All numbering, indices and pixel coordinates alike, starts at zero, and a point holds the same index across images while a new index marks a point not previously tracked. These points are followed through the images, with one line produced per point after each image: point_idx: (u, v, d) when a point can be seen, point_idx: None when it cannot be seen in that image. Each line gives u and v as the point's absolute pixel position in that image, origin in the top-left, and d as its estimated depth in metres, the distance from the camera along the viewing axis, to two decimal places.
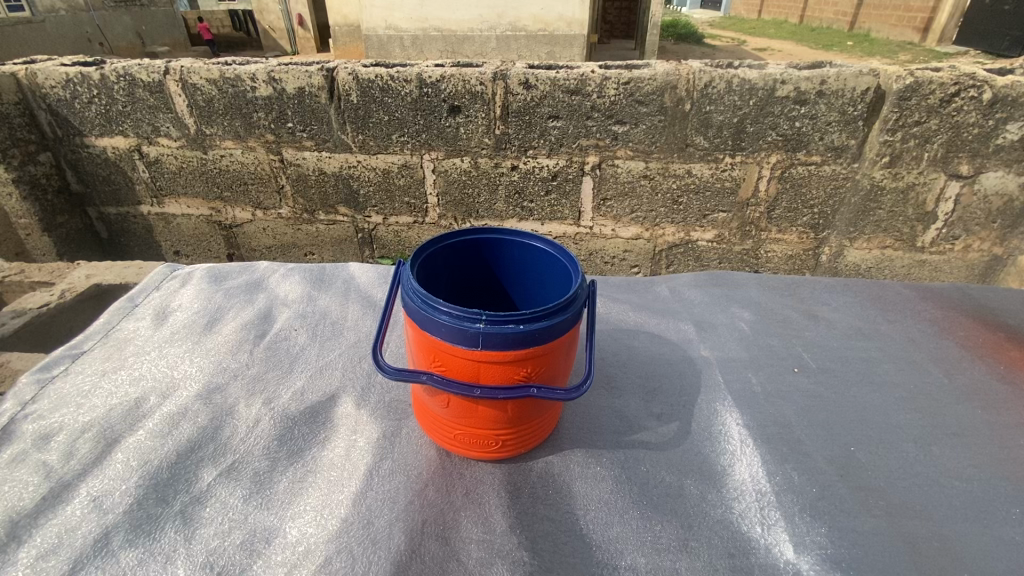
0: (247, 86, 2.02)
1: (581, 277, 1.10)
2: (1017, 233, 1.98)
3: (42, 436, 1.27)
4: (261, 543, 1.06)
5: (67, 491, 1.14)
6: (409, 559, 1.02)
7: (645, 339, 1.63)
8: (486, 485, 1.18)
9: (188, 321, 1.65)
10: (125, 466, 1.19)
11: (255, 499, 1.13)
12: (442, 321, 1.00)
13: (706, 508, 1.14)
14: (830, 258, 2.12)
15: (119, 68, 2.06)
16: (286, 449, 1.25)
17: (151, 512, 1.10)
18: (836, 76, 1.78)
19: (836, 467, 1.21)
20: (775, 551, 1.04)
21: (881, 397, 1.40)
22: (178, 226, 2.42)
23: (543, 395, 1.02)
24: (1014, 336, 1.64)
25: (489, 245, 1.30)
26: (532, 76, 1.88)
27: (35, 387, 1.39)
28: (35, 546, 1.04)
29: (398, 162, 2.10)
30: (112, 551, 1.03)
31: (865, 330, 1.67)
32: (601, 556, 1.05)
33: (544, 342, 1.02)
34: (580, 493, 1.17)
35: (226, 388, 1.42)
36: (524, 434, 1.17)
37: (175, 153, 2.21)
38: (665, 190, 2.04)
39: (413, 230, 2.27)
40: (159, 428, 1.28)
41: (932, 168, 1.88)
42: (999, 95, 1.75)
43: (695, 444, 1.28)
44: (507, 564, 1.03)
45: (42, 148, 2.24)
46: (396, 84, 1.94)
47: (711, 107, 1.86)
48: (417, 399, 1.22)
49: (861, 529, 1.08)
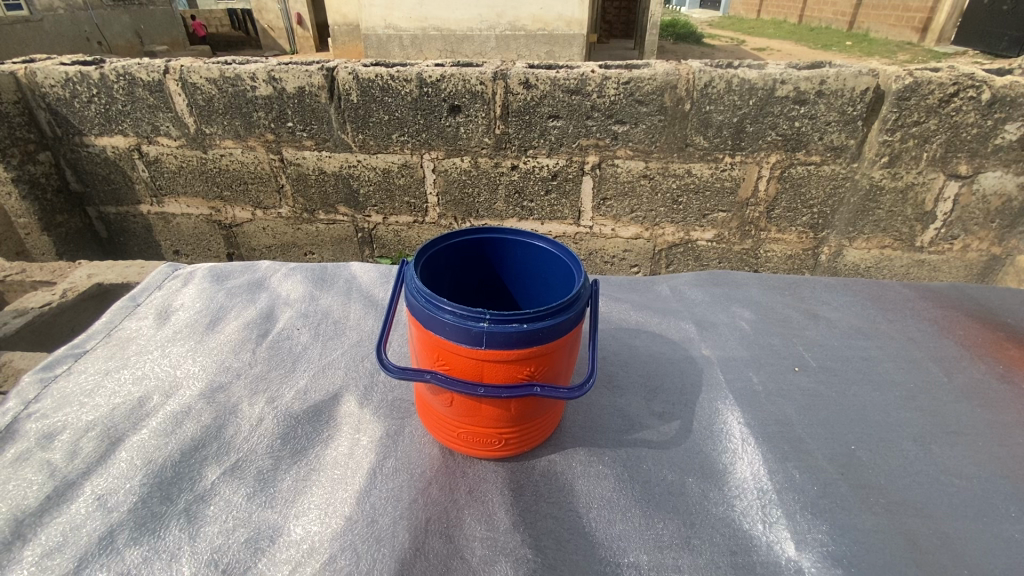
0: (247, 85, 2.03)
1: (584, 276, 1.11)
2: (1015, 233, 1.99)
3: (45, 436, 1.27)
4: (265, 541, 1.06)
5: (71, 489, 1.15)
6: (413, 557, 1.02)
7: (646, 339, 1.63)
8: (490, 483, 1.18)
9: (191, 321, 1.65)
10: (130, 464, 1.19)
11: (259, 498, 1.14)
12: (446, 320, 1.00)
13: (708, 506, 1.14)
14: (829, 258, 2.13)
15: (118, 67, 2.06)
16: (289, 447, 1.26)
17: (155, 510, 1.10)
18: (835, 75, 1.79)
19: (837, 465, 1.22)
20: (777, 548, 1.05)
21: (881, 396, 1.41)
22: (178, 225, 2.42)
23: (546, 394, 1.02)
24: (1013, 335, 1.65)
25: (492, 244, 1.31)
26: (532, 76, 1.88)
27: (38, 386, 1.39)
28: (40, 545, 1.04)
29: (398, 162, 2.11)
30: (117, 549, 1.03)
31: (865, 329, 1.67)
32: (604, 553, 1.05)
33: (547, 342, 1.02)
34: (582, 491, 1.17)
35: (229, 387, 1.42)
36: (527, 433, 1.18)
37: (175, 152, 2.21)
38: (665, 189, 2.04)
39: (413, 229, 2.28)
40: (162, 428, 1.28)
41: (931, 168, 1.89)
42: (998, 96, 1.76)
43: (697, 443, 1.28)
44: (510, 561, 1.03)
45: (41, 148, 2.24)
46: (396, 84, 1.95)
47: (711, 106, 1.87)
48: (420, 398, 1.22)
49: (863, 527, 1.09)
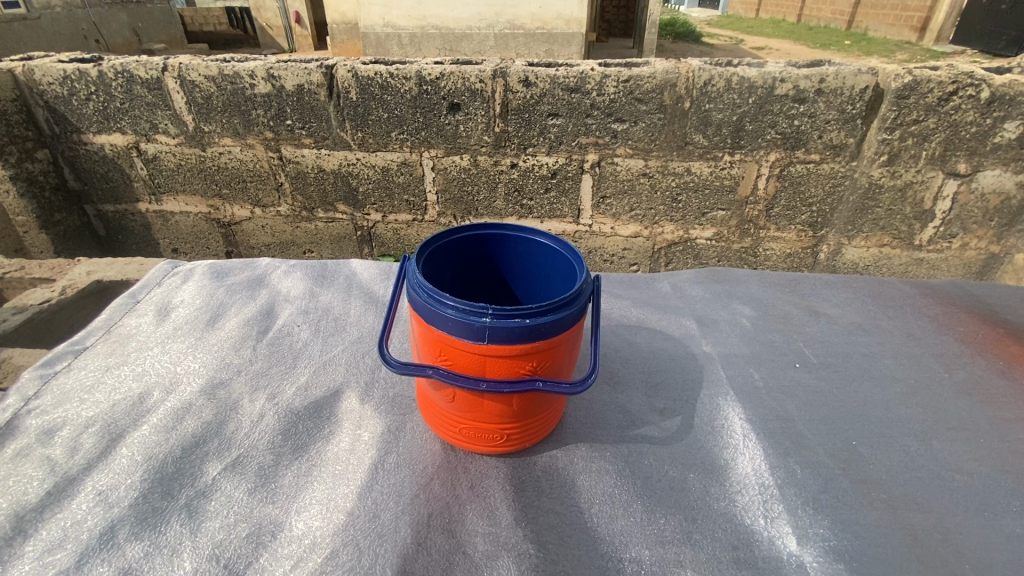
0: (246, 83, 2.02)
1: (586, 271, 1.11)
2: (1014, 232, 2.00)
3: (45, 431, 1.27)
4: (267, 536, 1.06)
5: (72, 485, 1.14)
6: (416, 552, 1.02)
7: (647, 335, 1.63)
8: (492, 479, 1.18)
9: (190, 318, 1.65)
10: (130, 460, 1.19)
11: (260, 493, 1.14)
12: (449, 315, 1.00)
13: (710, 501, 1.14)
14: (828, 257, 2.13)
15: (116, 64, 2.05)
16: (290, 443, 1.25)
17: (156, 505, 1.10)
18: (835, 73, 1.79)
19: (838, 461, 1.22)
20: (779, 543, 1.05)
21: (882, 392, 1.41)
22: (176, 223, 2.41)
23: (549, 389, 1.02)
24: (1013, 331, 1.65)
25: (493, 240, 1.31)
26: (532, 74, 1.87)
27: (38, 383, 1.39)
28: (40, 540, 1.04)
29: (397, 160, 2.11)
30: (119, 544, 1.03)
31: (866, 325, 1.67)
32: (606, 548, 1.05)
33: (550, 337, 1.02)
34: (584, 487, 1.17)
35: (229, 383, 1.42)
36: (530, 428, 1.18)
37: (174, 150, 2.21)
38: (665, 187, 2.04)
39: (413, 228, 2.27)
40: (163, 424, 1.28)
41: (930, 166, 1.89)
42: (997, 94, 1.76)
43: (698, 438, 1.28)
44: (512, 557, 1.03)
45: (39, 145, 2.24)
46: (396, 82, 1.94)
47: (711, 105, 1.87)
48: (422, 394, 1.22)
49: (864, 522, 1.09)
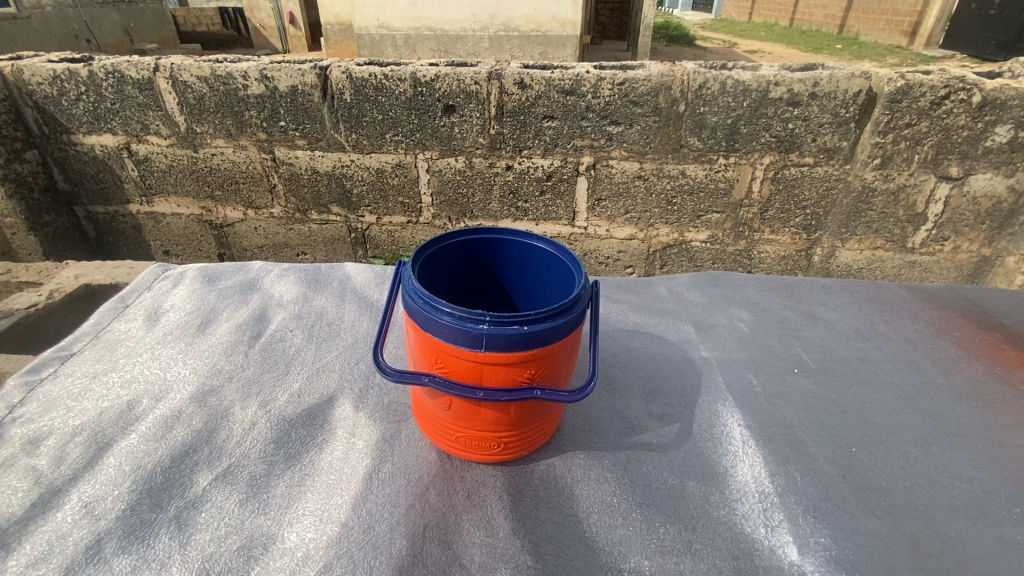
0: (238, 84, 1.99)
1: (584, 278, 1.09)
2: (1004, 235, 2.01)
3: (30, 441, 1.24)
4: (258, 549, 1.03)
5: (57, 497, 1.11)
6: (411, 563, 1.01)
7: (645, 340, 1.62)
8: (489, 488, 1.17)
9: (182, 322, 1.62)
10: (118, 471, 1.16)
11: (251, 504, 1.11)
12: (445, 322, 0.98)
13: (710, 509, 1.13)
14: (822, 259, 2.12)
15: (108, 64, 2.02)
16: (283, 452, 1.23)
17: (144, 517, 1.08)
18: (829, 77, 1.79)
19: (838, 468, 1.21)
20: (779, 552, 1.04)
21: (881, 397, 1.41)
22: (167, 225, 2.38)
23: (547, 397, 1.00)
24: (1010, 335, 1.66)
25: (490, 245, 1.29)
26: (527, 76, 1.86)
27: (23, 390, 1.36)
28: (25, 554, 1.01)
29: (391, 162, 2.08)
30: (105, 558, 1.00)
31: (863, 329, 1.68)
32: (605, 558, 1.04)
33: (547, 344, 1.00)
34: (581, 496, 1.16)
35: (220, 390, 1.39)
36: (527, 436, 1.16)
37: (166, 151, 2.17)
38: (660, 190, 2.03)
39: (407, 230, 2.25)
40: (151, 432, 1.25)
41: (922, 169, 1.90)
42: (988, 99, 1.76)
43: (697, 446, 1.27)
44: (510, 568, 1.02)
45: (28, 146, 2.20)
46: (390, 83, 1.92)
47: (705, 107, 1.86)
48: (417, 401, 1.20)
49: (866, 531, 1.08)
